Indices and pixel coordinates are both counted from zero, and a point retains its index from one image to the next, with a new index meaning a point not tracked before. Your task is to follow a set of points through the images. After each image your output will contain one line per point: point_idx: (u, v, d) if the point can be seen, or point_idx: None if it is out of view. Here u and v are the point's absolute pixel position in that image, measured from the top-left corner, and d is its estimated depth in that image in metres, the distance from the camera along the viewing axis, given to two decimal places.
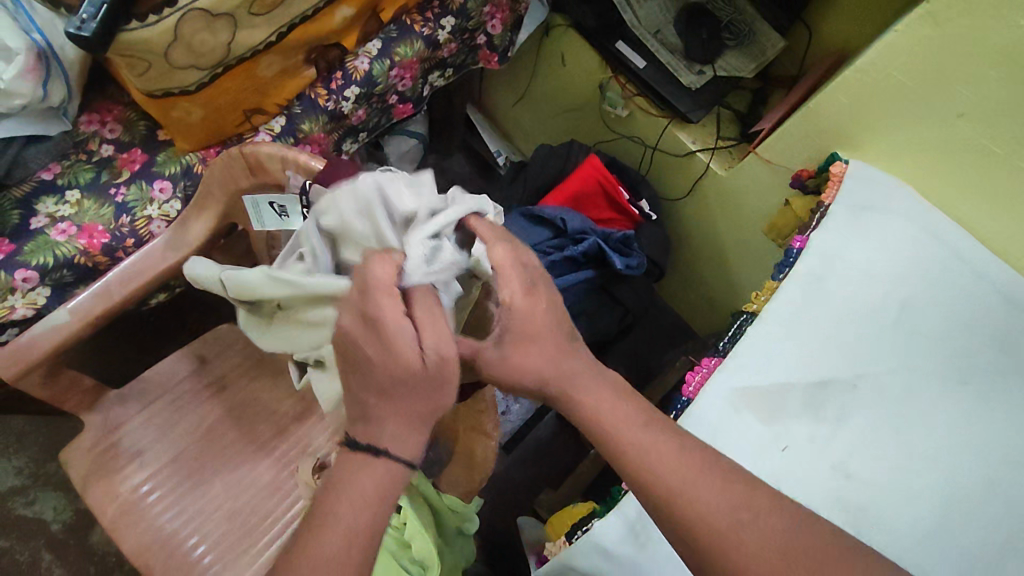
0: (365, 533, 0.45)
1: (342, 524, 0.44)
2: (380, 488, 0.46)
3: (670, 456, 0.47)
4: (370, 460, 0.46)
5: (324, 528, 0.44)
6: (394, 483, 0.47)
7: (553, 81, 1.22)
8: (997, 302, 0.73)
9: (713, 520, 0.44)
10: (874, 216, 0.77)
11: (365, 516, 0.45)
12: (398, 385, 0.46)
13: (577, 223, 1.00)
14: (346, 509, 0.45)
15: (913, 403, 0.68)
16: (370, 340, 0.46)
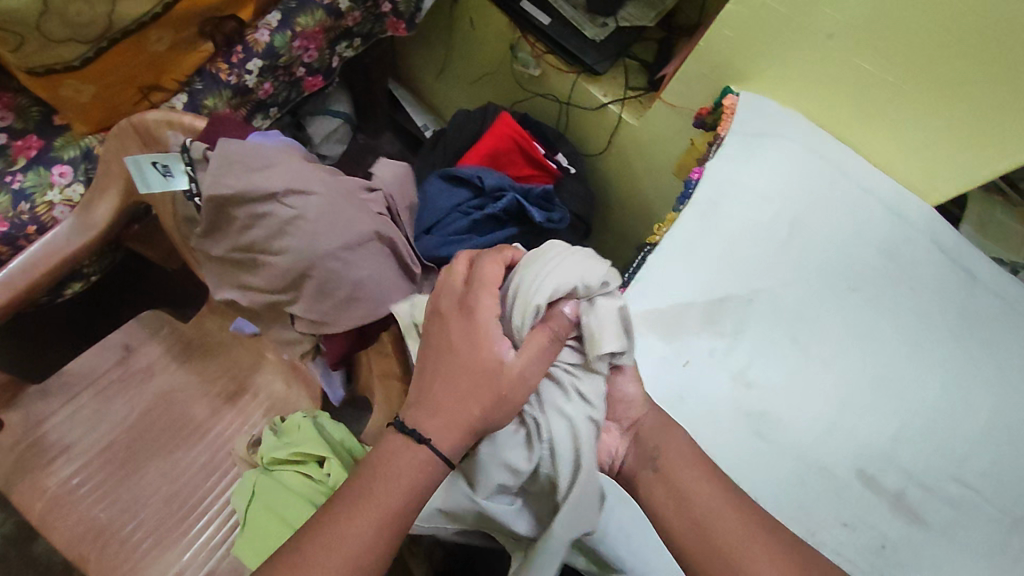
0: (389, 518, 0.49)
1: (373, 508, 0.49)
2: (410, 479, 0.50)
3: (718, 489, 0.58)
4: (412, 445, 0.51)
5: (361, 508, 0.49)
6: (425, 478, 0.51)
7: (467, 47, 1.23)
8: (880, 215, 0.78)
9: (732, 531, 0.56)
10: (765, 142, 0.81)
11: (396, 501, 0.49)
12: (459, 382, 0.52)
13: (493, 179, 1.02)
14: (378, 491, 0.49)
15: (807, 315, 0.73)
16: (460, 329, 0.54)
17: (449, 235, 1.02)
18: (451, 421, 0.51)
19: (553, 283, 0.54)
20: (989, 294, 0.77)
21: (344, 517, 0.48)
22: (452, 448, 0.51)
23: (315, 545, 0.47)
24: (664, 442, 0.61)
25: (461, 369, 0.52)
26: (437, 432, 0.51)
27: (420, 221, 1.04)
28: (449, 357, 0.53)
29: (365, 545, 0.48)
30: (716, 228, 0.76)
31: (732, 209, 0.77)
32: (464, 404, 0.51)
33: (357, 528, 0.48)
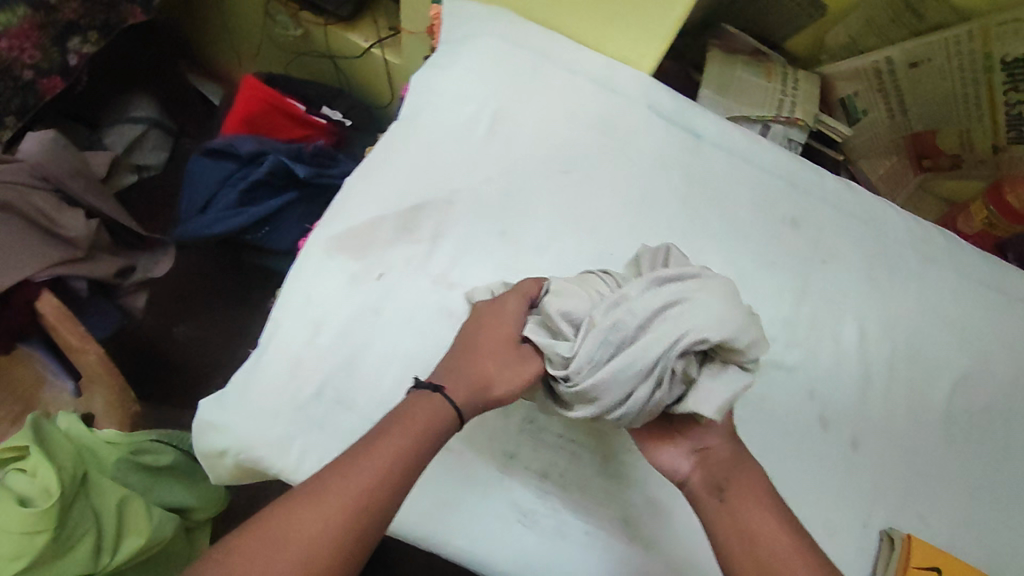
0: (403, 454, 0.51)
1: (388, 443, 0.51)
2: (428, 419, 0.53)
3: (775, 516, 0.54)
4: (430, 395, 0.54)
5: (381, 444, 0.51)
6: (440, 422, 0.53)
7: (236, 22, 1.19)
8: (590, 91, 0.76)
9: (782, 554, 0.52)
10: (465, 43, 0.77)
11: (407, 441, 0.51)
12: (490, 359, 0.56)
13: (249, 145, 1.00)
14: (396, 434, 0.51)
15: (513, 207, 0.71)
16: (503, 313, 0.58)
17: (220, 212, 0.99)
18: (471, 380, 0.56)
19: (698, 284, 0.54)
20: (714, 149, 0.77)
21: (366, 451, 0.50)
22: (464, 397, 0.55)
23: (334, 477, 0.49)
24: (738, 477, 0.56)
25: (491, 341, 0.57)
26: (458, 389, 0.55)
27: (192, 201, 1.02)
28: (474, 339, 0.57)
29: (378, 476, 0.49)
30: (417, 137, 0.73)
31: (431, 116, 0.74)
32: (484, 364, 0.56)
33: (373, 459, 0.50)
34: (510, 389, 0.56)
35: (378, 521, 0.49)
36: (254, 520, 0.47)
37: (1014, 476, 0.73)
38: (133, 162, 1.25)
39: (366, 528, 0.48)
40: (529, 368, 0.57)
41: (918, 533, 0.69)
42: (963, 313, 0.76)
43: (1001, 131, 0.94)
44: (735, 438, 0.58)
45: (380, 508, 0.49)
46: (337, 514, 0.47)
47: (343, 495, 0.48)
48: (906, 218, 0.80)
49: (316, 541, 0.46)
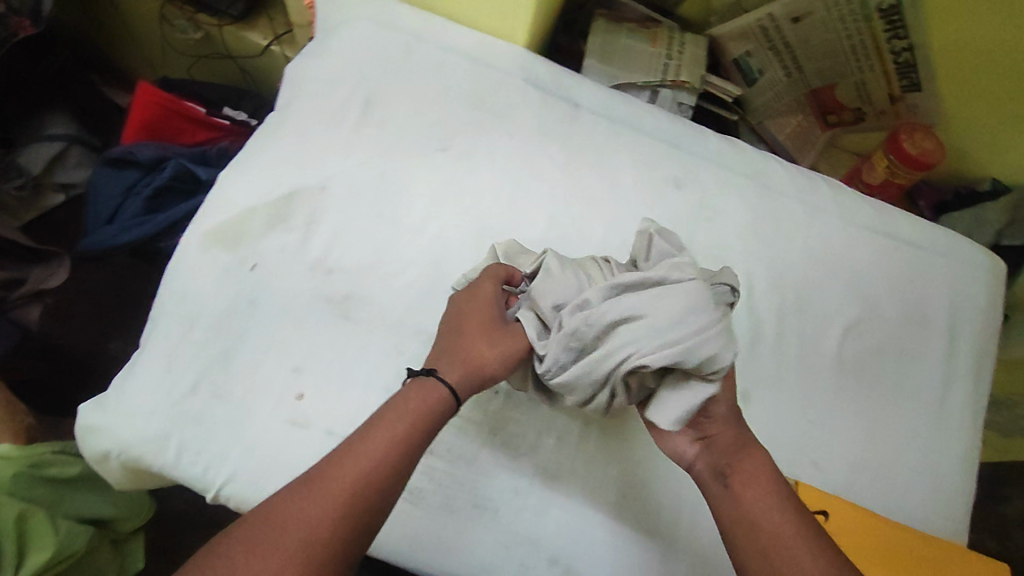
0: (401, 440, 0.50)
1: (384, 431, 0.50)
2: (422, 406, 0.52)
3: (781, 497, 0.54)
4: (426, 378, 0.54)
5: (374, 432, 0.50)
6: (435, 409, 0.53)
7: (137, 31, 1.18)
8: (464, 67, 0.77)
9: (787, 539, 0.51)
10: (336, 30, 0.77)
11: (405, 428, 0.51)
12: (481, 339, 0.57)
13: (148, 151, 0.98)
14: (390, 418, 0.51)
15: (390, 187, 0.71)
16: (485, 301, 0.59)
17: (127, 220, 0.98)
18: (464, 361, 0.56)
19: (671, 294, 0.54)
20: (593, 116, 0.78)
21: (363, 438, 0.50)
22: (458, 377, 0.55)
23: (333, 467, 0.48)
24: (744, 460, 0.56)
25: (477, 324, 0.57)
26: (453, 371, 0.55)
27: (97, 212, 0.99)
28: (462, 325, 0.58)
29: (377, 464, 0.48)
30: (291, 125, 0.72)
31: (305, 103, 0.73)
32: (472, 345, 0.56)
33: (371, 447, 0.49)
34: (503, 363, 0.57)
35: (376, 511, 0.48)
36: (254, 512, 0.46)
37: (903, 416, 0.74)
38: (57, 181, 1.15)
39: (365, 518, 0.47)
40: (517, 345, 0.58)
41: (811, 480, 0.69)
42: (849, 258, 0.78)
43: (894, 80, 0.97)
44: (740, 423, 0.58)
45: (378, 497, 0.48)
46: (335, 502, 0.46)
47: (342, 482, 0.47)
48: (791, 171, 0.81)
49: (317, 530, 0.45)
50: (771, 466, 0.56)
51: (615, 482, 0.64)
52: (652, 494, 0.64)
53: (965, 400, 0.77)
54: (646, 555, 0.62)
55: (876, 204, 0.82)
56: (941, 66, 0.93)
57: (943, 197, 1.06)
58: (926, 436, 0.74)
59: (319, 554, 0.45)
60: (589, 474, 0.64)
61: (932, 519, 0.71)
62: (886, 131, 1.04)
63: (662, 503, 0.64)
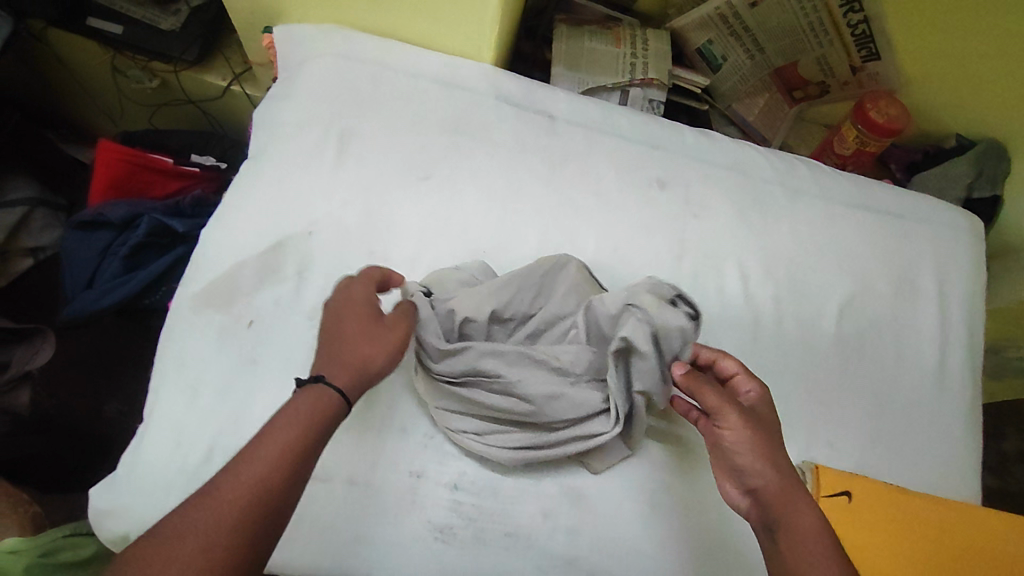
0: (295, 444, 0.48)
1: (278, 435, 0.48)
2: (312, 408, 0.50)
3: (833, 554, 0.50)
4: (313, 386, 0.52)
5: (263, 437, 0.48)
6: (326, 410, 0.51)
7: (89, 84, 1.14)
8: (435, 93, 0.77)
9: None
10: (300, 68, 0.76)
11: (298, 431, 0.49)
12: (358, 338, 0.55)
13: (119, 211, 0.96)
14: (279, 422, 0.49)
15: (377, 224, 0.70)
16: (362, 302, 0.57)
17: (108, 282, 0.94)
18: (345, 361, 0.54)
19: (564, 400, 0.63)
20: (570, 126, 0.78)
21: (257, 443, 0.48)
22: (346, 381, 0.53)
23: (224, 476, 0.46)
24: (794, 515, 0.52)
25: (356, 325, 0.56)
26: (343, 374, 0.53)
27: (75, 278, 0.95)
28: (339, 328, 0.56)
29: (270, 469, 0.46)
30: (268, 172, 0.71)
31: (279, 148, 0.72)
32: (355, 343, 0.54)
33: (263, 454, 0.47)
34: (388, 358, 0.56)
35: (273, 518, 0.46)
36: (149, 534, 0.44)
37: (906, 384, 0.76)
38: (24, 246, 1.10)
39: (261, 527, 0.45)
40: (393, 335, 0.57)
41: (827, 459, 0.71)
42: (835, 236, 0.79)
43: (853, 52, 0.98)
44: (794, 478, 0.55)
45: (272, 502, 0.46)
46: (228, 511, 0.44)
47: (233, 491, 0.45)
48: (769, 157, 0.82)
49: (208, 543, 0.43)
50: (821, 520, 0.52)
51: (641, 490, 0.65)
52: (677, 497, 0.66)
53: (963, 360, 0.79)
54: (679, 557, 0.63)
55: (853, 178, 0.84)
56: (896, 33, 0.95)
57: (914, 158, 1.08)
58: (930, 400, 0.76)
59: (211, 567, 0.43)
60: (614, 486, 0.65)
61: (947, 482, 0.73)
62: (851, 100, 1.05)
63: (688, 503, 0.65)
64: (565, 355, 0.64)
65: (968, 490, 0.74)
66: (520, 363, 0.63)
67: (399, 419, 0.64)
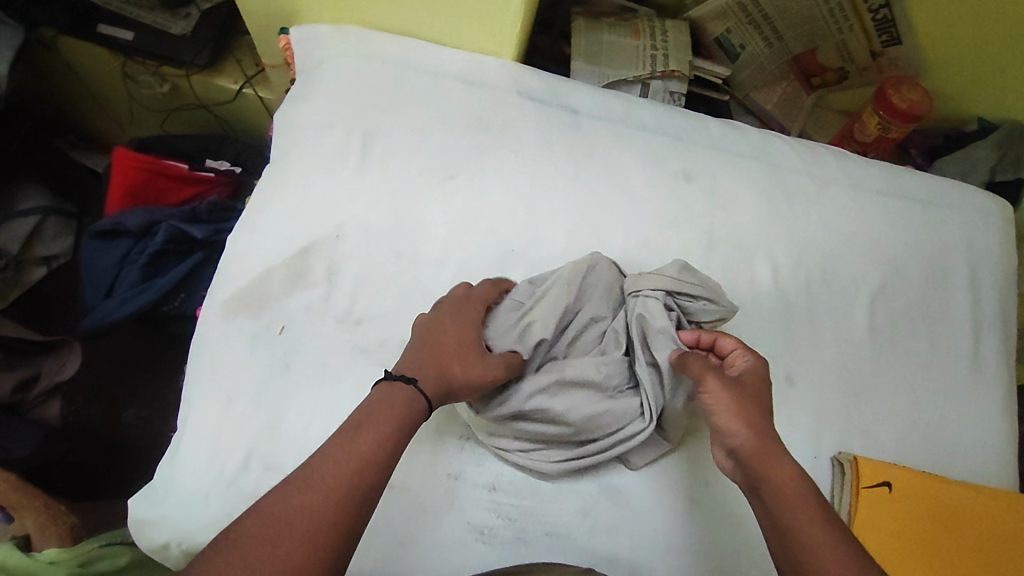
0: (387, 440, 0.50)
1: (372, 432, 0.50)
2: (403, 408, 0.53)
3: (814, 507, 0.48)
4: (403, 386, 0.54)
5: (353, 438, 0.49)
6: (414, 411, 0.53)
7: (101, 92, 1.14)
8: (457, 91, 0.76)
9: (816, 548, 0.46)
10: (320, 70, 0.75)
11: (389, 428, 0.51)
12: (456, 361, 0.57)
13: (136, 219, 0.95)
14: (366, 422, 0.51)
15: (405, 225, 0.69)
16: (468, 321, 0.59)
17: (127, 291, 0.93)
18: (436, 374, 0.56)
19: (608, 416, 0.62)
20: (594, 121, 0.77)
21: (341, 443, 0.49)
22: (433, 390, 0.55)
23: (320, 467, 0.47)
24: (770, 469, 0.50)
25: (454, 343, 0.57)
26: (428, 384, 0.55)
27: (95, 287, 0.94)
28: (443, 338, 0.58)
29: (366, 462, 0.48)
30: (293, 176, 0.70)
31: (303, 152, 0.71)
32: (449, 360, 0.56)
33: (357, 448, 0.49)
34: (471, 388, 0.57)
35: (366, 508, 0.48)
36: (239, 521, 0.45)
37: (942, 371, 0.75)
38: (38, 255, 1.09)
39: (355, 516, 0.46)
40: (484, 370, 0.57)
41: (865, 450, 0.70)
42: (863, 225, 0.79)
43: (873, 37, 0.97)
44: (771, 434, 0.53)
45: (357, 499, 0.47)
46: (328, 499, 0.46)
47: (334, 479, 0.47)
48: (794, 146, 0.81)
49: (310, 528, 0.44)
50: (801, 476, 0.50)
51: (679, 486, 0.64)
52: (717, 493, 0.64)
53: (996, 345, 0.78)
54: (720, 552, 0.62)
55: (880, 165, 0.83)
56: (917, 17, 0.93)
57: (934, 142, 1.06)
58: (966, 387, 0.75)
59: (311, 552, 0.44)
60: (651, 484, 0.64)
61: (987, 470, 0.72)
62: (870, 86, 1.04)
63: (728, 498, 0.64)
64: (606, 369, 0.63)
65: (1008, 478, 0.73)
66: (566, 386, 0.61)
67: (433, 421, 0.63)
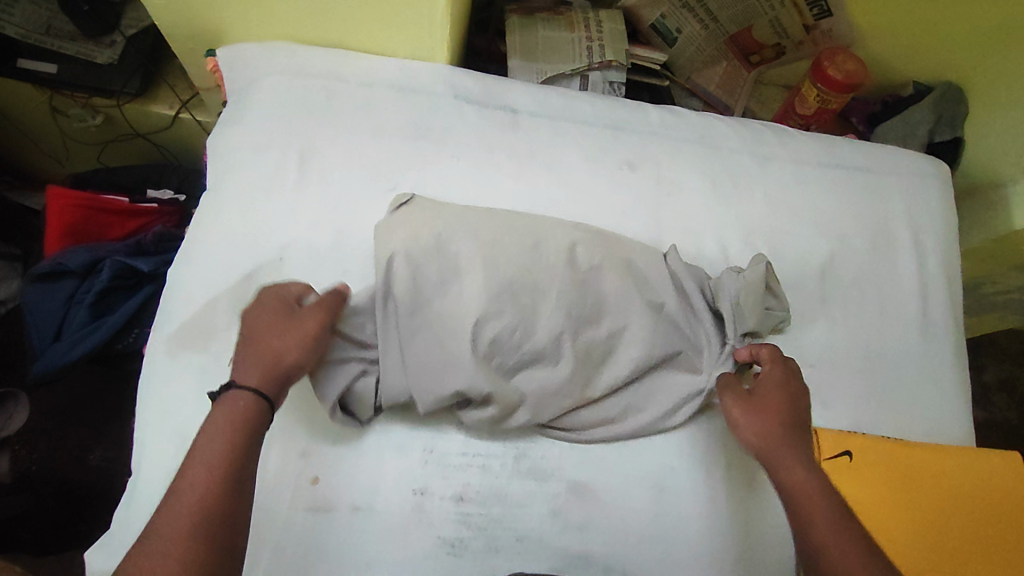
0: (223, 457, 0.47)
1: (201, 457, 0.47)
2: (235, 422, 0.50)
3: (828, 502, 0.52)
4: (226, 396, 0.51)
5: (194, 459, 0.47)
6: (249, 417, 0.50)
7: (32, 128, 1.10)
8: (393, 100, 0.75)
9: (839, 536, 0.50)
10: (251, 91, 0.74)
11: (223, 443, 0.48)
12: (270, 335, 0.55)
13: (79, 258, 0.91)
14: (202, 439, 0.48)
15: (349, 242, 0.68)
16: (273, 306, 0.57)
17: (77, 332, 0.90)
18: (257, 362, 0.53)
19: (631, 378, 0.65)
20: (534, 119, 0.77)
21: (184, 467, 0.47)
22: (263, 384, 0.52)
23: (160, 516, 0.44)
24: (787, 467, 0.55)
25: (268, 330, 0.55)
26: (262, 379, 0.52)
27: (42, 332, 0.91)
28: (250, 329, 0.55)
29: (204, 490, 0.46)
30: (231, 201, 0.69)
31: (239, 175, 0.70)
32: (268, 342, 0.54)
33: (193, 475, 0.46)
34: (303, 353, 0.55)
35: (225, 535, 0.45)
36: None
37: (893, 335, 0.76)
38: None
39: (217, 543, 0.44)
40: (307, 328, 0.56)
41: (827, 421, 0.70)
42: (808, 199, 0.80)
43: (805, 11, 0.98)
44: (785, 433, 0.57)
45: (213, 518, 0.45)
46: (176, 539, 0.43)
47: (176, 517, 0.44)
48: (735, 126, 0.82)
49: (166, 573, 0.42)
50: (812, 473, 0.55)
51: (646, 477, 0.64)
52: (684, 481, 0.64)
53: (943, 305, 0.80)
54: (690, 539, 0.63)
55: (820, 138, 0.84)
56: None
57: (873, 109, 1.08)
58: (917, 348, 0.76)
59: None
60: (620, 479, 0.63)
61: (944, 427, 0.73)
62: (806, 59, 1.05)
63: (695, 484, 0.65)
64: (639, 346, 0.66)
65: (965, 433, 0.74)
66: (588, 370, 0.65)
67: (396, 437, 0.62)
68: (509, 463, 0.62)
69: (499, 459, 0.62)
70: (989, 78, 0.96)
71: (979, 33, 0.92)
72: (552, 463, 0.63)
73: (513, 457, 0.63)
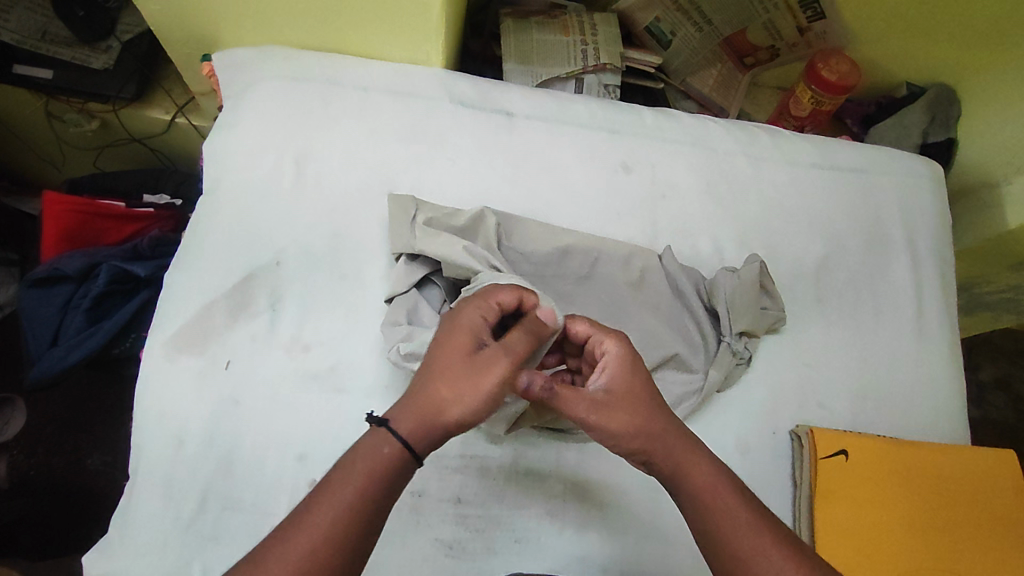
0: (354, 507, 0.44)
1: (333, 499, 0.44)
2: (375, 469, 0.46)
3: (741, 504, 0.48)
4: (378, 432, 0.47)
5: (325, 498, 0.44)
6: (391, 467, 0.46)
7: (27, 133, 1.09)
8: (388, 104, 0.75)
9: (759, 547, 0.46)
10: (246, 95, 0.74)
11: (353, 489, 0.45)
12: (448, 376, 0.49)
13: (76, 263, 0.91)
14: (335, 480, 0.45)
15: (345, 246, 0.69)
16: (461, 338, 0.50)
17: (73, 337, 0.90)
18: (422, 405, 0.48)
19: None
20: (529, 122, 0.77)
21: (310, 506, 0.44)
22: (417, 435, 0.47)
23: (272, 555, 0.42)
24: (689, 463, 0.50)
25: (448, 367, 0.49)
26: (413, 428, 0.47)
27: (38, 337, 0.90)
28: (435, 357, 0.50)
29: (326, 539, 0.43)
30: (226, 205, 0.68)
31: (235, 180, 0.70)
32: (443, 386, 0.48)
33: (318, 519, 0.43)
34: (471, 410, 0.48)
35: None
36: None
37: (888, 335, 0.77)
38: None
39: None
40: (489, 381, 0.48)
41: (823, 421, 0.71)
42: (802, 200, 0.80)
43: (799, 13, 0.98)
44: (672, 427, 0.51)
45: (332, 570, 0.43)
46: None
47: (281, 566, 0.42)
48: (730, 128, 0.82)
49: None
50: (716, 468, 0.50)
51: (644, 478, 0.64)
52: None
53: (937, 304, 0.80)
54: (686, 539, 0.63)
55: (814, 140, 0.84)
56: None
57: (867, 110, 1.09)
58: (912, 347, 0.77)
59: None
60: (617, 480, 0.63)
61: (938, 425, 0.74)
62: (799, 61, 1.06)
63: None
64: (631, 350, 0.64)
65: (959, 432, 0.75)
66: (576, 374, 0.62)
67: None
68: (510, 464, 0.62)
69: (501, 460, 0.62)
70: (981, 79, 0.97)
71: (971, 34, 0.93)
72: (551, 464, 0.63)
73: (514, 458, 0.63)
